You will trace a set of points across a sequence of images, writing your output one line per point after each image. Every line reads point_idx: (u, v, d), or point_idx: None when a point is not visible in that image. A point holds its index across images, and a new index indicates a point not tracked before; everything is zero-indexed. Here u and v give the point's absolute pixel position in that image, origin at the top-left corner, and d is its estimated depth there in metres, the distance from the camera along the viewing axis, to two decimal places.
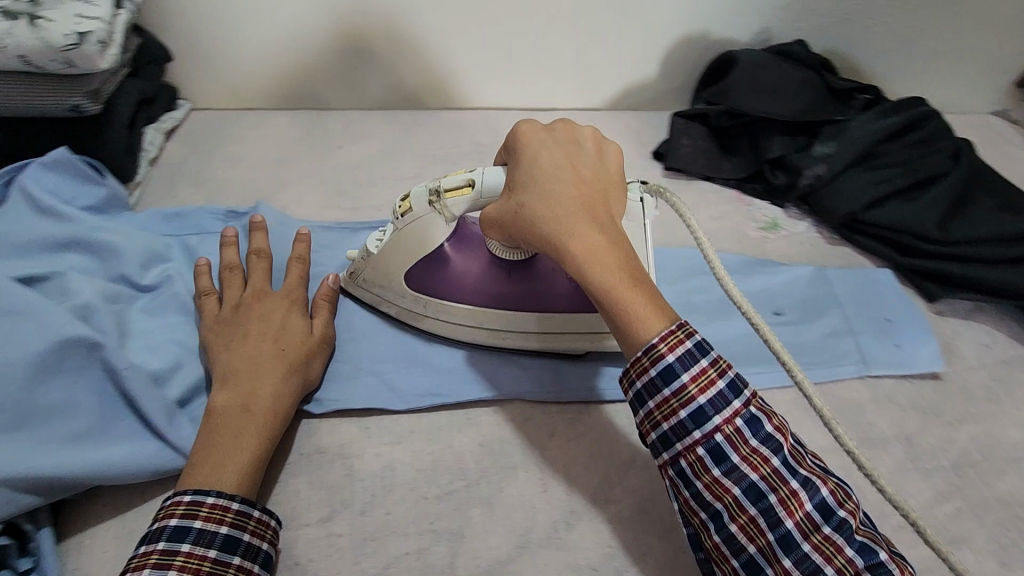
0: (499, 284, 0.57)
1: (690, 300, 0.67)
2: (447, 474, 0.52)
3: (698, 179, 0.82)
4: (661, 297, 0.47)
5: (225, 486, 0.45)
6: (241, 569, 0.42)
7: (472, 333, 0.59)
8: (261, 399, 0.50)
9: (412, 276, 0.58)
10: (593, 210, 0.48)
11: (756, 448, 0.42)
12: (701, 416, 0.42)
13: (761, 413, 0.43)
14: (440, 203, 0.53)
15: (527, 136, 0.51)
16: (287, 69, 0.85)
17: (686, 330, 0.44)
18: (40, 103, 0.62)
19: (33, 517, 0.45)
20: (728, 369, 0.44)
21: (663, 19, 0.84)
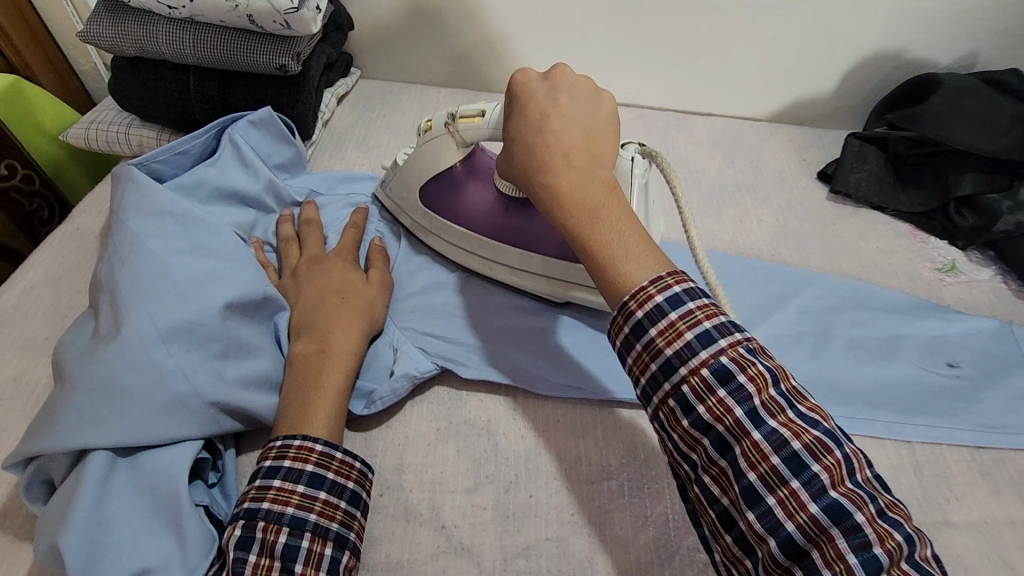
0: (495, 216, 0.62)
1: (854, 333, 0.62)
2: (590, 469, 0.52)
3: (865, 208, 0.77)
4: (649, 244, 0.43)
5: (304, 430, 0.46)
6: (327, 504, 0.44)
7: (463, 256, 0.64)
8: (339, 349, 0.52)
9: (425, 193, 0.64)
10: (570, 148, 0.47)
11: (723, 400, 0.38)
12: (668, 368, 0.40)
13: (733, 363, 0.38)
14: (454, 126, 0.58)
15: (518, 88, 0.51)
16: (461, 49, 0.89)
17: (658, 283, 0.41)
18: (251, 61, 0.67)
19: (222, 439, 0.50)
20: (704, 319, 0.40)
21: (854, 32, 0.79)
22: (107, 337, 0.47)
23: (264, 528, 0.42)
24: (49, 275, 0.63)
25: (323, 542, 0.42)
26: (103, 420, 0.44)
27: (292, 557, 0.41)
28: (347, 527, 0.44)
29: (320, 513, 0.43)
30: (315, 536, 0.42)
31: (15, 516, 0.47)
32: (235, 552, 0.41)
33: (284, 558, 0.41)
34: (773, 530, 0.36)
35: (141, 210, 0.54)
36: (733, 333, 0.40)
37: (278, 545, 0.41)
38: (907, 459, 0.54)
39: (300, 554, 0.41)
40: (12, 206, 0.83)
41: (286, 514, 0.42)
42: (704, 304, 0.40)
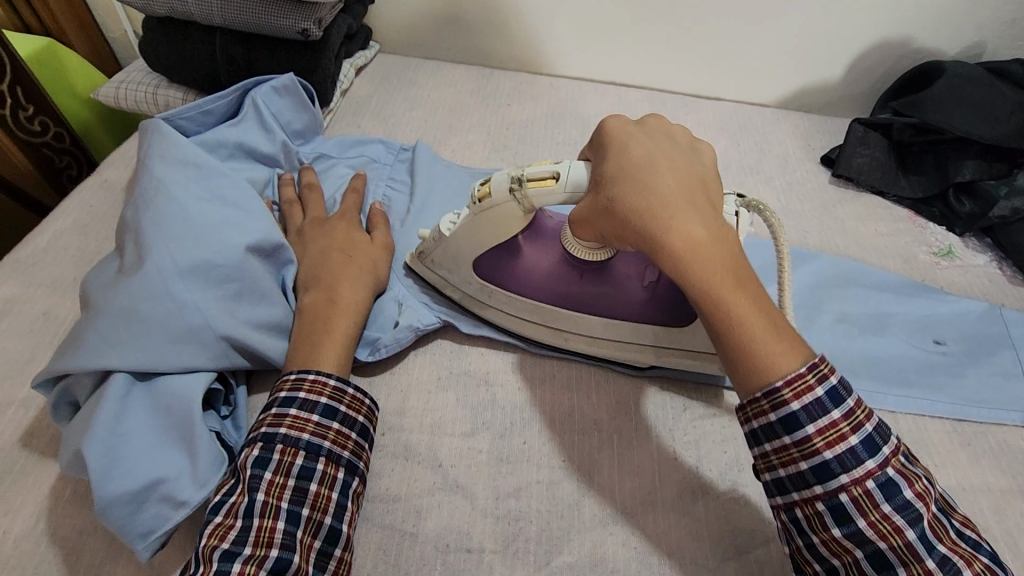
0: (570, 286, 0.56)
1: (846, 309, 0.64)
2: (583, 421, 0.54)
3: (867, 193, 0.78)
4: (784, 322, 0.43)
5: (321, 367, 0.50)
6: (340, 433, 0.47)
7: (531, 328, 0.59)
8: (349, 298, 0.55)
9: (483, 264, 0.58)
10: (697, 198, 0.45)
11: (888, 516, 0.40)
12: (827, 473, 0.41)
13: (899, 476, 0.41)
14: (522, 193, 0.50)
15: (616, 132, 0.48)
16: (477, 27, 0.92)
17: (817, 374, 0.41)
18: (276, 24, 0.70)
19: (233, 374, 0.52)
20: (865, 422, 0.42)
21: (863, 19, 0.81)
22: (131, 271, 0.50)
23: (281, 449, 0.45)
24: (78, 222, 0.66)
25: (336, 467, 0.46)
26: (124, 345, 0.47)
27: (307, 477, 0.44)
28: (357, 455, 0.48)
29: (332, 441, 0.47)
30: (329, 460, 0.46)
31: (41, 437, 0.50)
32: (253, 469, 0.44)
33: (299, 478, 0.44)
34: None
35: (167, 158, 0.57)
36: (892, 441, 0.42)
37: (295, 465, 0.44)
38: (889, 427, 0.56)
39: (315, 475, 0.45)
40: (43, 161, 0.86)
41: (302, 439, 0.46)
42: (862, 405, 0.42)
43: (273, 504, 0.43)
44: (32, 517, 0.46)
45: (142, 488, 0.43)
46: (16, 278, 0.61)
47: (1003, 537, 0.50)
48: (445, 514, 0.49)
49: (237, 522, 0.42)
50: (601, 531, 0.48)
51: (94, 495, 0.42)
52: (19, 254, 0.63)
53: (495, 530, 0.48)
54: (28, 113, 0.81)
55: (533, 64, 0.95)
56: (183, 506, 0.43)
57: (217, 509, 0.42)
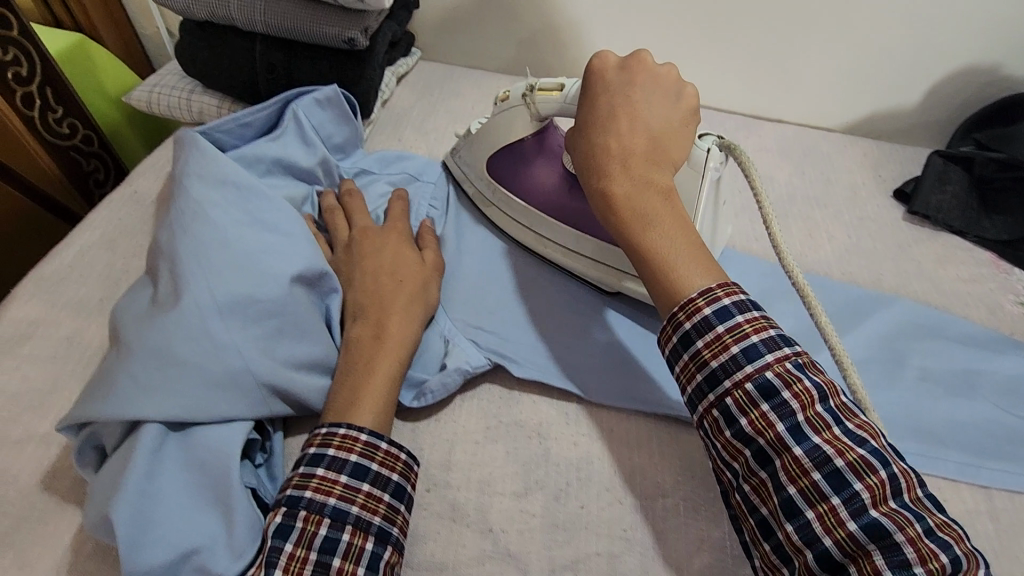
0: (558, 194, 0.62)
1: (930, 364, 0.59)
2: (644, 484, 0.50)
3: (943, 232, 0.72)
4: (702, 260, 0.44)
5: (351, 420, 0.45)
6: (370, 496, 0.43)
7: (516, 229, 0.64)
8: (394, 335, 0.50)
9: (493, 163, 0.65)
10: (633, 153, 0.47)
11: (765, 414, 0.39)
12: (712, 380, 0.41)
13: (778, 377, 0.39)
14: (530, 98, 0.59)
15: (592, 76, 0.51)
16: (527, 36, 0.87)
17: (707, 296, 0.42)
18: (320, 33, 0.66)
19: (271, 421, 0.49)
20: (752, 333, 0.41)
21: (947, 43, 0.75)
22: (166, 306, 0.46)
23: (304, 517, 0.41)
24: (105, 237, 0.63)
25: (364, 537, 0.41)
26: (159, 391, 0.43)
27: (330, 550, 0.40)
28: (390, 521, 0.43)
29: (362, 505, 0.42)
30: (356, 529, 0.41)
31: (63, 480, 0.47)
32: (273, 540, 0.40)
33: (322, 551, 0.40)
34: (810, 543, 0.37)
35: (205, 177, 0.53)
36: (781, 349, 0.40)
37: (318, 536, 0.40)
38: (984, 506, 0.51)
39: (340, 547, 0.40)
40: (70, 164, 0.82)
41: (328, 505, 0.41)
42: (754, 319, 0.41)
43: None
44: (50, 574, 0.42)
45: (172, 558, 0.39)
46: (40, 297, 0.57)
47: None
48: None
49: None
50: None
51: (122, 567, 0.38)
52: (44, 270, 0.60)
53: None
54: (56, 115, 0.78)
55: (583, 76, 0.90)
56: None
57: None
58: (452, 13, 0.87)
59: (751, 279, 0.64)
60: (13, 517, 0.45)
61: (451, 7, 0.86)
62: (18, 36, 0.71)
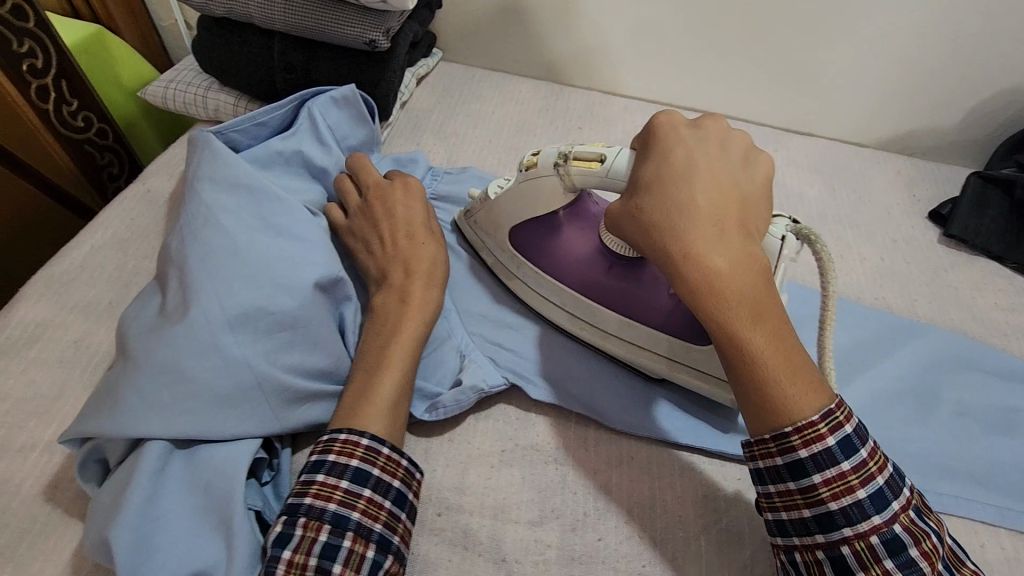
0: (597, 273, 0.56)
1: (967, 398, 0.56)
2: (665, 517, 0.48)
3: (981, 256, 0.69)
4: (808, 361, 0.40)
5: (354, 424, 0.44)
6: (371, 503, 0.41)
7: (546, 308, 0.58)
8: (418, 300, 0.51)
9: (519, 234, 0.58)
10: (726, 220, 0.42)
11: (890, 573, 0.37)
12: (829, 522, 0.38)
13: (907, 533, 0.37)
14: (566, 169, 0.51)
15: (661, 131, 0.47)
16: (551, 40, 0.84)
17: (830, 424, 0.38)
18: (341, 32, 0.64)
19: (279, 437, 0.47)
20: (877, 474, 0.38)
21: (991, 60, 0.72)
22: (174, 317, 0.45)
23: (304, 524, 0.39)
24: (117, 237, 0.61)
25: (365, 544, 0.40)
26: (166, 407, 0.42)
27: (330, 557, 0.39)
28: (391, 529, 0.41)
29: (363, 512, 0.41)
30: (357, 536, 0.40)
31: (65, 491, 0.45)
32: (273, 549, 0.39)
33: (322, 557, 0.38)
34: None
35: (216, 181, 0.51)
36: (903, 495, 0.39)
37: (318, 543, 0.39)
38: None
39: (340, 555, 0.39)
40: (84, 158, 0.81)
41: (328, 511, 0.40)
42: (875, 455, 0.39)
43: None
44: None
45: None
46: (49, 298, 0.56)
47: None
48: None
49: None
50: None
51: None
52: (54, 270, 0.58)
53: None
54: (71, 108, 0.77)
55: (608, 83, 0.87)
56: None
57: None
58: (476, 15, 0.84)
59: None
60: (15, 528, 0.43)
61: (475, 9, 0.84)
62: (34, 27, 0.69)
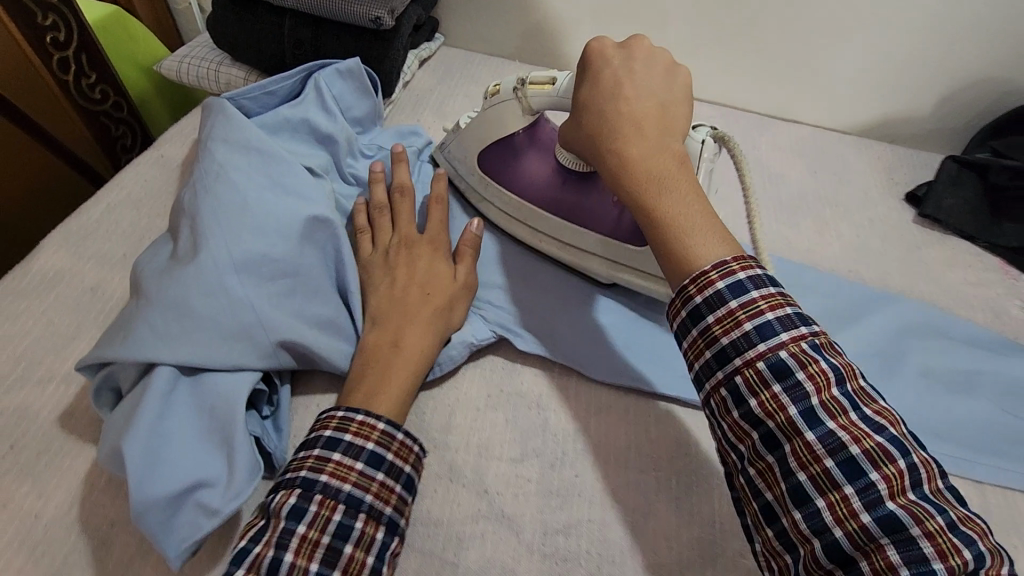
0: (552, 188, 0.63)
1: (932, 362, 0.59)
2: (638, 458, 0.51)
3: (954, 236, 0.73)
4: (715, 225, 0.44)
5: (371, 408, 0.46)
6: (383, 486, 0.44)
7: (511, 226, 0.65)
8: (411, 347, 0.50)
9: (485, 158, 0.65)
10: (644, 118, 0.49)
11: (776, 395, 0.39)
12: (723, 357, 0.42)
13: (793, 358, 0.39)
14: (523, 93, 0.59)
15: (591, 53, 0.52)
16: (548, 27, 0.88)
17: (721, 270, 0.42)
18: (349, 11, 0.69)
19: (279, 374, 0.50)
20: (767, 311, 0.41)
21: (965, 51, 0.75)
22: (185, 260, 0.48)
23: (320, 501, 0.41)
24: (131, 196, 0.65)
25: (376, 526, 0.42)
26: (175, 339, 0.45)
27: (343, 536, 0.41)
28: (399, 513, 0.44)
29: (375, 494, 0.43)
30: (369, 518, 0.42)
31: (79, 418, 0.49)
32: (287, 521, 0.40)
33: (335, 535, 0.41)
34: (818, 531, 0.37)
35: (229, 142, 0.55)
36: (797, 329, 0.40)
37: (332, 521, 0.41)
38: (975, 502, 0.51)
39: (353, 535, 0.41)
40: (100, 129, 0.85)
41: (343, 491, 0.42)
42: (768, 296, 0.41)
43: (302, 566, 0.39)
44: (65, 504, 0.44)
45: (178, 491, 0.41)
46: (67, 247, 0.60)
47: None
48: (489, 546, 0.46)
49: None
50: None
51: (131, 497, 0.40)
52: (72, 223, 0.62)
53: (540, 570, 0.45)
54: (89, 81, 0.81)
55: None
56: (217, 516, 0.41)
57: (240, 561, 0.39)
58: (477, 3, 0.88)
59: None
60: (33, 450, 0.47)
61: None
62: (58, 3, 0.74)
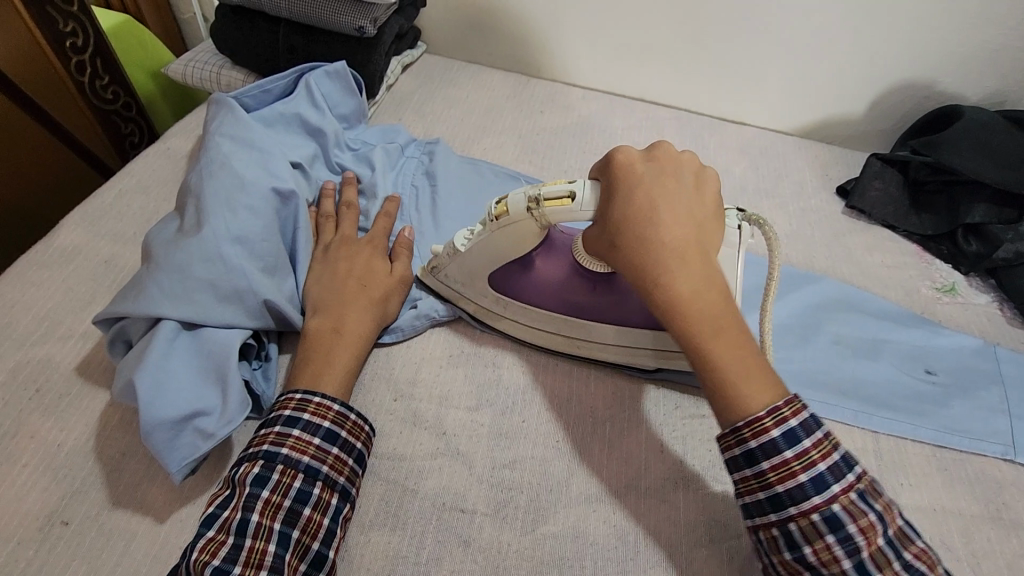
0: (583, 296, 0.60)
1: (843, 332, 0.67)
2: (578, 408, 0.59)
3: (879, 226, 0.81)
4: (767, 369, 0.46)
5: (306, 387, 0.53)
6: (338, 458, 0.50)
7: (541, 336, 0.62)
8: (350, 335, 0.57)
9: (496, 277, 0.61)
10: (686, 244, 0.48)
11: (830, 546, 0.43)
12: (778, 503, 0.45)
13: (844, 511, 0.43)
14: (539, 211, 0.53)
15: (623, 168, 0.51)
16: (520, 36, 0.97)
17: (774, 418, 0.44)
18: (335, 20, 0.77)
19: (267, 333, 0.59)
20: (819, 461, 0.44)
21: (887, 59, 0.84)
22: (189, 233, 0.56)
23: (281, 470, 0.48)
24: (141, 184, 0.73)
25: (331, 492, 0.48)
26: (178, 298, 0.53)
27: (302, 500, 0.47)
28: (351, 482, 0.50)
29: (331, 465, 0.49)
30: (325, 485, 0.48)
31: (95, 368, 0.56)
32: (253, 488, 0.47)
33: (295, 500, 0.47)
34: None
35: (233, 137, 0.64)
36: (846, 477, 0.44)
37: (292, 487, 0.47)
38: (871, 447, 0.59)
39: (311, 499, 0.47)
40: (112, 127, 0.94)
41: (302, 462, 0.48)
42: (818, 442, 0.45)
43: (266, 525, 0.46)
44: (83, 436, 0.52)
45: (181, 417, 0.49)
46: (83, 227, 0.68)
47: (967, 557, 0.53)
48: (445, 476, 0.53)
49: (229, 538, 0.45)
50: (585, 507, 0.52)
51: (142, 419, 0.48)
52: (88, 206, 0.70)
53: (487, 496, 0.52)
54: (103, 82, 0.89)
55: (570, 76, 0.99)
56: (213, 438, 0.49)
57: (210, 524, 0.46)
58: (456, 14, 0.97)
59: None
60: (55, 393, 0.55)
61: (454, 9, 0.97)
62: (78, 12, 0.83)
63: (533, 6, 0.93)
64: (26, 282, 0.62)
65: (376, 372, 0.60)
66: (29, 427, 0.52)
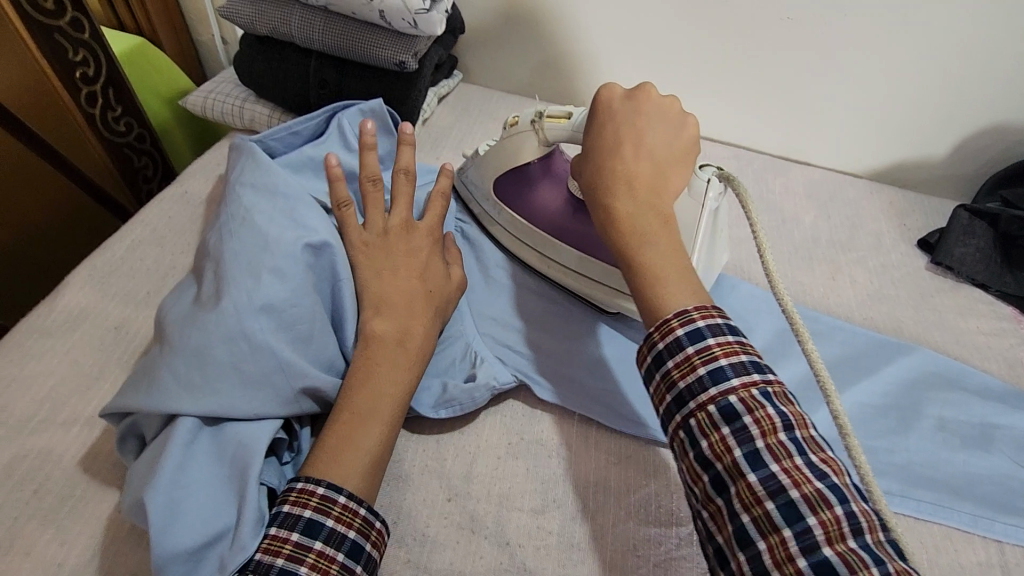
0: (563, 218, 0.63)
1: (947, 414, 0.59)
2: (658, 512, 0.51)
3: (966, 284, 0.73)
4: (693, 286, 0.44)
5: (311, 474, 0.44)
6: (322, 555, 0.41)
7: (523, 251, 0.65)
8: (382, 411, 0.48)
9: (499, 184, 0.66)
10: (636, 178, 0.49)
11: (724, 437, 0.38)
12: (679, 399, 0.41)
13: (742, 403, 0.38)
14: (539, 125, 0.60)
15: (599, 106, 0.54)
16: (567, 67, 0.90)
17: (681, 318, 0.42)
18: (373, 55, 0.70)
19: (299, 420, 0.51)
20: (721, 357, 0.40)
21: (971, 102, 0.77)
22: (208, 306, 0.49)
23: None
24: (156, 233, 0.66)
25: None
26: (198, 388, 0.46)
27: None
28: None
29: (312, 565, 0.40)
30: None
31: (102, 464, 0.49)
32: None
33: None
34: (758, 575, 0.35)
35: (256, 186, 0.56)
36: (749, 375, 0.40)
37: None
38: (996, 561, 0.51)
39: None
40: (123, 160, 0.86)
41: (275, 566, 0.40)
42: (724, 342, 0.41)
43: None
44: (87, 552, 0.44)
45: (202, 542, 0.42)
46: (92, 286, 0.60)
47: None
48: None
49: None
50: None
51: (154, 552, 0.41)
52: (97, 260, 0.63)
53: None
54: (115, 114, 0.82)
55: None
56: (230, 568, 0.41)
57: None
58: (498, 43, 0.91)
59: (773, 316, 0.66)
60: (56, 495, 0.47)
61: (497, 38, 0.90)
62: (88, 38, 0.75)
63: (582, 37, 0.86)
64: (26, 354, 0.54)
65: (425, 465, 0.52)
66: (24, 541, 0.44)
